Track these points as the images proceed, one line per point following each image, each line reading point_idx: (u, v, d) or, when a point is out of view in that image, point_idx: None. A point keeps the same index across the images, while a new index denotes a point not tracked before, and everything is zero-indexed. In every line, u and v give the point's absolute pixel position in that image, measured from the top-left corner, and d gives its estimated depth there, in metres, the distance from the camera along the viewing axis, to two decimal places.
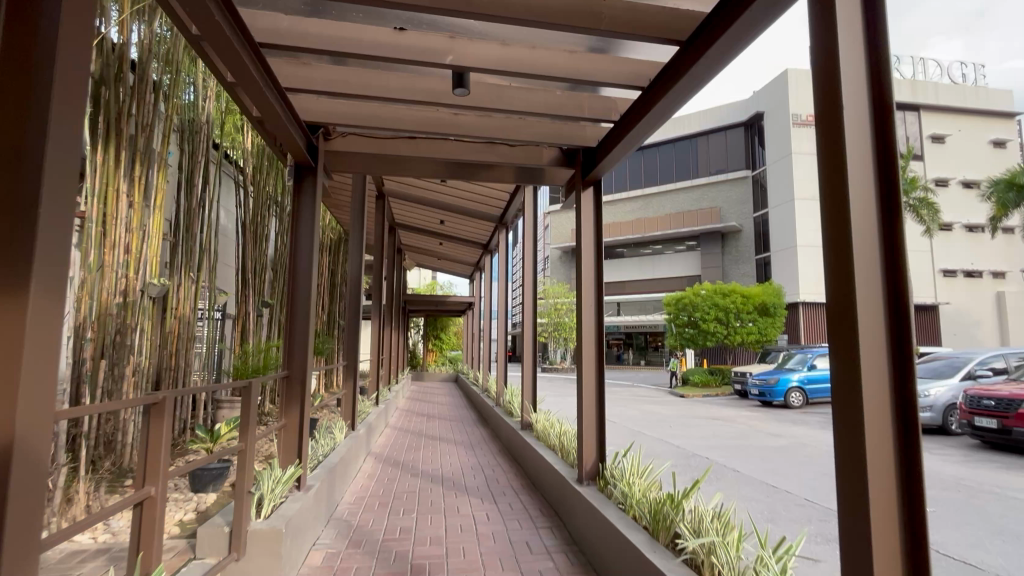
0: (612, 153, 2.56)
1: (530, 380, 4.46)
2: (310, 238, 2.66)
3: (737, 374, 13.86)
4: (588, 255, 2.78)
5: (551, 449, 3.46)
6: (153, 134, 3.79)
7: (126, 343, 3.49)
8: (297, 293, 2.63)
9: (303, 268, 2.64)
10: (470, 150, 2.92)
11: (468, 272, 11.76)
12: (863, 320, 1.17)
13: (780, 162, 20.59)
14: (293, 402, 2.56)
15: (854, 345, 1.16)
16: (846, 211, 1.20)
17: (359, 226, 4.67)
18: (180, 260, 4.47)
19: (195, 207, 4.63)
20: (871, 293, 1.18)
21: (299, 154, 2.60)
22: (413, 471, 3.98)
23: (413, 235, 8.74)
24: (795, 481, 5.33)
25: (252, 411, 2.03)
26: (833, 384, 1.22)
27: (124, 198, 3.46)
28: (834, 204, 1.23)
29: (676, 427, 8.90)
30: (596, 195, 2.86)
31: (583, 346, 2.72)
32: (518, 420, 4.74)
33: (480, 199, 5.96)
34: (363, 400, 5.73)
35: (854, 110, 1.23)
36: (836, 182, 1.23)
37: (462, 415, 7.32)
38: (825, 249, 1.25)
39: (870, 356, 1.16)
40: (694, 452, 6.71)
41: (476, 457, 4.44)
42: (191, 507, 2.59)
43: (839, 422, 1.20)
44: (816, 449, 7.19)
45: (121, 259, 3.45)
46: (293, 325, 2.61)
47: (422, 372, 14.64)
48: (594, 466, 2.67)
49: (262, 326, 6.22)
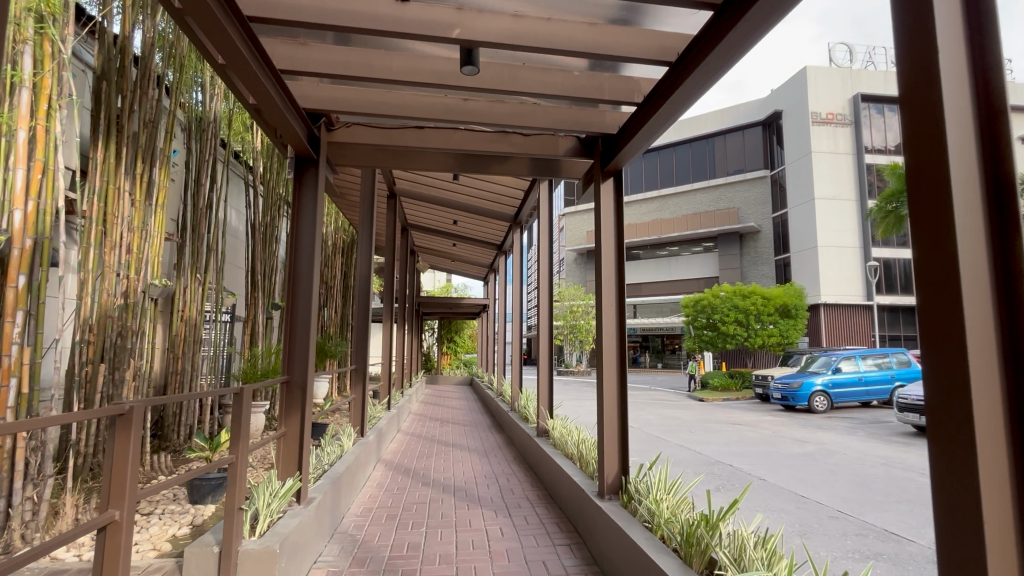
0: (635, 139, 2.35)
1: (547, 384, 4.27)
2: (311, 235, 2.50)
3: (758, 378, 13.50)
4: (608, 251, 2.58)
5: (569, 459, 3.26)
6: (157, 130, 3.67)
7: (128, 346, 3.37)
8: (297, 293, 2.47)
9: (304, 266, 2.48)
10: (481, 140, 2.74)
11: (482, 274, 11.62)
12: (973, 312, 0.92)
13: (800, 161, 20.20)
14: (294, 409, 2.40)
15: (961, 343, 0.91)
16: (943, 177, 0.95)
17: (369, 225, 4.52)
18: (187, 262, 4.36)
19: (203, 207, 4.52)
20: (979, 278, 0.94)
21: (299, 145, 2.45)
22: (424, 480, 3.80)
23: (426, 237, 8.61)
24: (827, 491, 5.06)
25: (243, 424, 1.87)
26: (926, 392, 0.97)
27: (125, 195, 3.34)
28: (925, 168, 0.98)
29: (696, 433, 8.63)
30: (616, 186, 2.66)
31: (604, 350, 2.52)
32: (534, 426, 4.56)
33: (494, 198, 5.82)
34: (375, 404, 5.58)
35: (952, 51, 0.99)
36: (926, 142, 0.99)
37: (476, 419, 7.16)
38: (912, 225, 1.01)
39: (981, 355, 0.91)
40: (717, 459, 6.45)
41: (490, 465, 4.27)
42: (186, 520, 2.44)
43: (937, 438, 0.95)
44: (845, 456, 6.90)
45: (122, 260, 3.32)
46: (294, 327, 2.45)
47: (436, 376, 14.49)
48: (617, 480, 2.46)
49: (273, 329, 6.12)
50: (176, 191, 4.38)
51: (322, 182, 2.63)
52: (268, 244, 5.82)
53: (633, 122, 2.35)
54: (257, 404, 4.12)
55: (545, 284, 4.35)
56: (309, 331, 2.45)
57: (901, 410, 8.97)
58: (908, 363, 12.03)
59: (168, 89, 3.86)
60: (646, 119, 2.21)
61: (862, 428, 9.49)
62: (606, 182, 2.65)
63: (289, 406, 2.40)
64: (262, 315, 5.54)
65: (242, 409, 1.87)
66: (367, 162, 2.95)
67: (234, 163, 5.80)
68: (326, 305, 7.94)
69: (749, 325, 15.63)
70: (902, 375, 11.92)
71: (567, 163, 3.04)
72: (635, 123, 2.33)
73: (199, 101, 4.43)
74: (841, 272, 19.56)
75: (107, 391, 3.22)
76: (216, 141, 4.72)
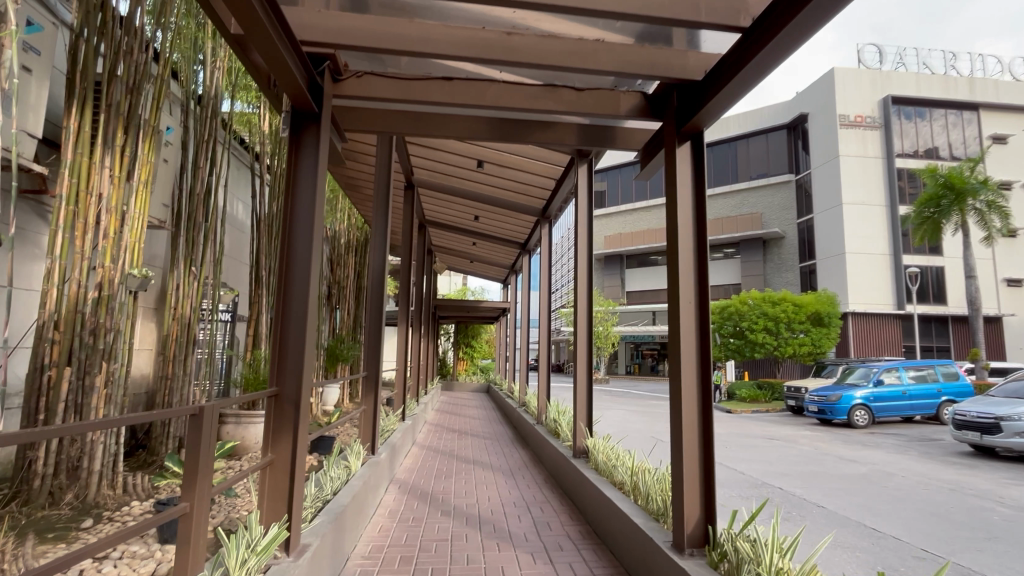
0: (731, 86, 1.80)
1: (584, 396, 3.69)
2: (310, 208, 1.98)
3: (790, 389, 12.75)
4: (686, 237, 2.04)
5: (621, 493, 2.69)
6: (147, 99, 3.17)
7: (99, 348, 2.82)
8: (291, 281, 1.95)
9: (301, 249, 1.97)
10: (523, 95, 2.19)
11: (502, 276, 11.10)
12: None
13: (828, 164, 19.47)
14: (285, 431, 1.87)
15: None
16: None
17: (383, 211, 3.91)
18: (181, 254, 3.86)
19: (201, 194, 4.04)
20: None
21: (295, 93, 1.92)
22: (444, 509, 3.24)
23: (446, 234, 8.12)
24: (900, 524, 4.42)
25: (204, 456, 1.33)
26: None
27: (105, 170, 2.84)
28: None
29: (733, 449, 7.97)
30: (695, 151, 2.10)
31: (681, 360, 1.97)
32: (568, 445, 4.01)
33: (522, 187, 5.31)
34: (388, 415, 5.07)
35: None
36: None
37: (497, 432, 6.62)
38: None
39: None
40: (765, 481, 5.81)
41: (518, 489, 3.72)
42: (147, 571, 1.92)
43: None
44: (905, 478, 6.24)
45: (96, 246, 2.79)
46: (287, 326, 1.93)
47: (451, 382, 13.98)
48: (700, 530, 1.90)
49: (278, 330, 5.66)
50: (169, 176, 3.91)
51: (326, 146, 2.09)
52: (276, 237, 5.36)
53: (730, 61, 1.78)
54: None
55: (582, 283, 3.77)
56: (305, 332, 1.92)
57: (957, 428, 8.25)
58: (956, 376, 11.25)
59: (157, 56, 3.38)
60: (754, 51, 1.64)
61: (912, 445, 8.75)
62: (682, 147, 2.10)
63: (282, 428, 1.88)
64: (267, 315, 5.04)
65: (201, 439, 1.33)
66: (384, 128, 2.44)
67: (240, 150, 5.33)
68: (336, 307, 7.46)
69: (779, 333, 14.85)
70: (949, 389, 11.14)
71: (626, 130, 2.50)
72: (733, 61, 1.76)
73: (202, 81, 4.03)
74: (872, 280, 18.72)
75: (74, 400, 2.68)
76: (217, 121, 4.26)
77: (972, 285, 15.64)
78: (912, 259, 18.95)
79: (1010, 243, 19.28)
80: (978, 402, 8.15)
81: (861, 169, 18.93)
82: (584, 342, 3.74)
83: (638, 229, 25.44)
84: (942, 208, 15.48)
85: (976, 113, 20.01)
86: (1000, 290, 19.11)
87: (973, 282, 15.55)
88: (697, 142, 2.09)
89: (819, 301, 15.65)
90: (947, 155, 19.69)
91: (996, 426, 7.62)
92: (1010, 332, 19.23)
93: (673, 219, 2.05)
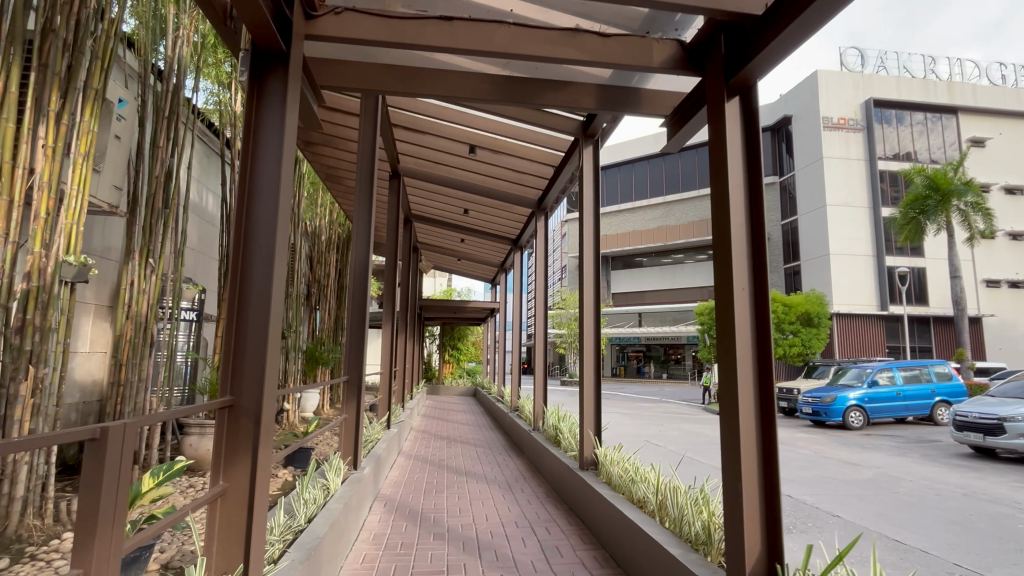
0: (802, 23, 1.44)
1: (591, 401, 3.31)
2: (275, 171, 1.59)
3: (782, 391, 12.54)
4: (737, 210, 1.69)
5: (645, 515, 2.30)
6: (98, 63, 2.70)
7: (27, 349, 2.34)
8: (252, 260, 1.55)
9: (263, 221, 1.57)
10: (538, 42, 1.83)
11: (490, 275, 10.73)
12: None
13: (813, 166, 19.46)
14: (240, 453, 1.46)
15: None
16: None
17: (368, 199, 3.50)
18: (136, 244, 3.40)
19: (161, 176, 3.58)
20: None
21: (257, 25, 1.51)
22: (436, 532, 2.85)
23: (433, 230, 7.73)
24: (922, 535, 4.15)
25: (108, 500, 0.94)
26: None
27: (30, 136, 2.34)
28: None
29: None
30: (745, 109, 1.75)
31: (739, 361, 1.64)
32: (571, 455, 3.63)
33: (517, 175, 4.94)
34: (372, 423, 4.63)
35: None
36: None
37: (488, 439, 6.23)
38: None
39: None
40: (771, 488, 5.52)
41: (520, 506, 3.32)
42: None
43: None
44: (913, 483, 6.00)
45: (20, 225, 2.29)
46: (245, 317, 1.53)
47: (437, 386, 13.56)
48: (764, 566, 1.57)
49: None
50: (116, 158, 3.44)
51: (296, 95, 1.69)
52: None
53: None
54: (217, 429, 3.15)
55: (588, 275, 3.39)
56: (267, 327, 1.52)
57: (958, 429, 8.04)
58: (949, 377, 11.11)
59: None
60: None
61: (910, 448, 8.55)
62: (731, 103, 1.75)
63: (238, 447, 1.47)
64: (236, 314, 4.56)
65: (104, 477, 0.93)
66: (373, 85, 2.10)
67: (209, 134, 4.87)
68: (316, 308, 7.03)
69: None
70: (943, 390, 11.00)
71: (651, 92, 2.16)
72: None
73: (164, 53, 3.56)
74: (857, 281, 18.72)
75: None
76: (180, 98, 3.78)
77: (957, 285, 15.61)
78: (896, 259, 18.99)
79: (989, 245, 19.43)
80: (977, 402, 7.96)
81: (845, 171, 18.92)
82: (591, 343, 3.37)
83: (625, 230, 25.26)
84: (928, 209, 15.26)
85: (956, 117, 20.19)
86: (980, 291, 19.26)
87: (958, 282, 15.53)
88: (746, 99, 1.75)
89: (808, 301, 15.41)
90: (926, 158, 19.62)
91: (1000, 428, 7.42)
92: (990, 333, 19.39)
93: (721, 191, 1.71)
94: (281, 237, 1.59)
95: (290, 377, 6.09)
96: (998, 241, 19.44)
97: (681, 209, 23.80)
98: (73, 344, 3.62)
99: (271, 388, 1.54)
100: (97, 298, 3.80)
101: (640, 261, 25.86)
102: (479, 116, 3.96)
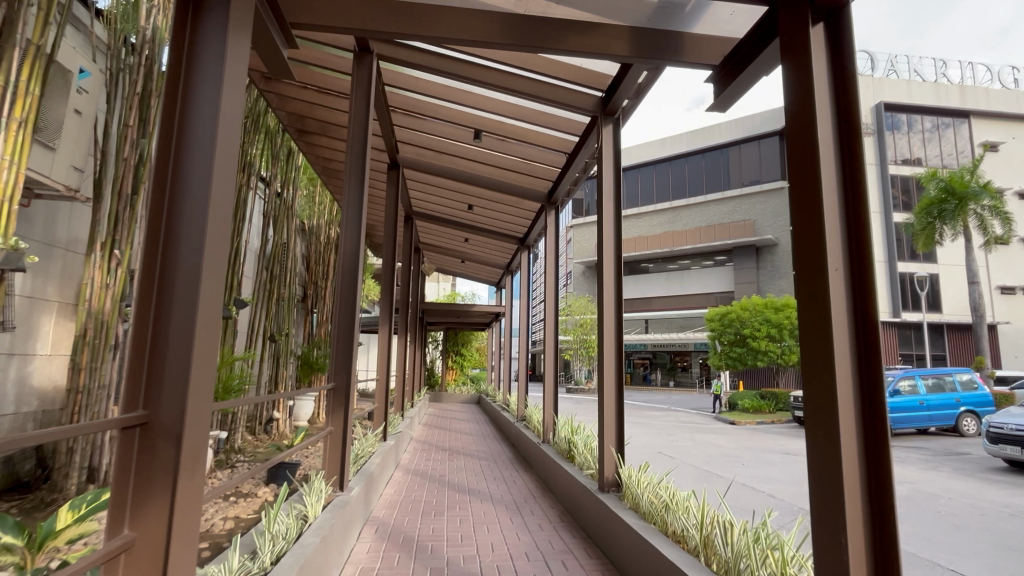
0: None
1: (610, 411, 2.89)
2: (213, 111, 1.23)
3: (796, 399, 11.97)
4: (828, 162, 1.27)
5: (688, 556, 1.88)
6: (37, 17, 2.26)
7: None
8: (178, 228, 1.18)
9: (196, 183, 1.20)
10: None
11: (495, 277, 10.36)
12: None
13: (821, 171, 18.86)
14: (154, 488, 1.06)
15: None
16: None
17: (361, 185, 3.09)
18: (98, 233, 3.00)
19: (131, 160, 3.18)
20: None
21: None
22: (434, 566, 2.44)
23: (436, 229, 7.38)
24: (976, 562, 3.70)
25: None
26: None
27: None
28: None
29: (749, 464, 7.25)
30: (831, 36, 1.33)
31: (839, 366, 1.20)
32: (585, 474, 3.21)
33: (524, 164, 4.56)
34: (366, 434, 4.21)
35: None
36: None
37: (494, 451, 5.81)
38: None
39: None
40: (799, 505, 5.08)
41: (530, 534, 2.90)
42: None
43: None
44: (950, 500, 5.53)
45: None
46: (168, 304, 1.15)
47: (440, 394, 13.14)
48: None
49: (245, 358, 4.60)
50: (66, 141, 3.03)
51: (244, 17, 1.32)
52: (241, 221, 4.45)
53: None
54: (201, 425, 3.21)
55: (608, 267, 2.99)
56: (193, 316, 1.14)
57: (992, 442, 7.50)
58: (975, 386, 10.55)
59: None
60: None
61: (939, 461, 8.04)
62: (817, 29, 1.32)
63: (150, 480, 1.07)
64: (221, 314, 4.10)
65: None
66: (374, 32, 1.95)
67: None
68: (312, 310, 6.66)
69: (783, 341, 14.11)
70: (968, 400, 10.46)
71: (698, 36, 1.84)
72: None
73: (139, 24, 3.16)
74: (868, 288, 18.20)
75: None
76: (155, 74, 3.35)
77: (975, 291, 15.04)
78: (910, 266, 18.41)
79: (1006, 251, 18.81)
80: (1010, 413, 7.47)
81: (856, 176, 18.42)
82: (611, 356, 2.94)
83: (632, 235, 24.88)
84: (945, 213, 14.60)
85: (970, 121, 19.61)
86: (996, 298, 18.65)
87: (976, 288, 14.93)
88: (837, 24, 1.31)
89: None
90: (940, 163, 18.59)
91: None
92: (1008, 342, 18.71)
93: (807, 148, 1.29)
94: (218, 201, 1.23)
95: (281, 382, 5.70)
96: (1014, 247, 18.84)
97: (689, 214, 23.51)
98: (32, 345, 3.25)
99: (199, 399, 1.15)
100: (60, 295, 3.42)
101: (644, 267, 25.55)
102: (486, 96, 3.61)
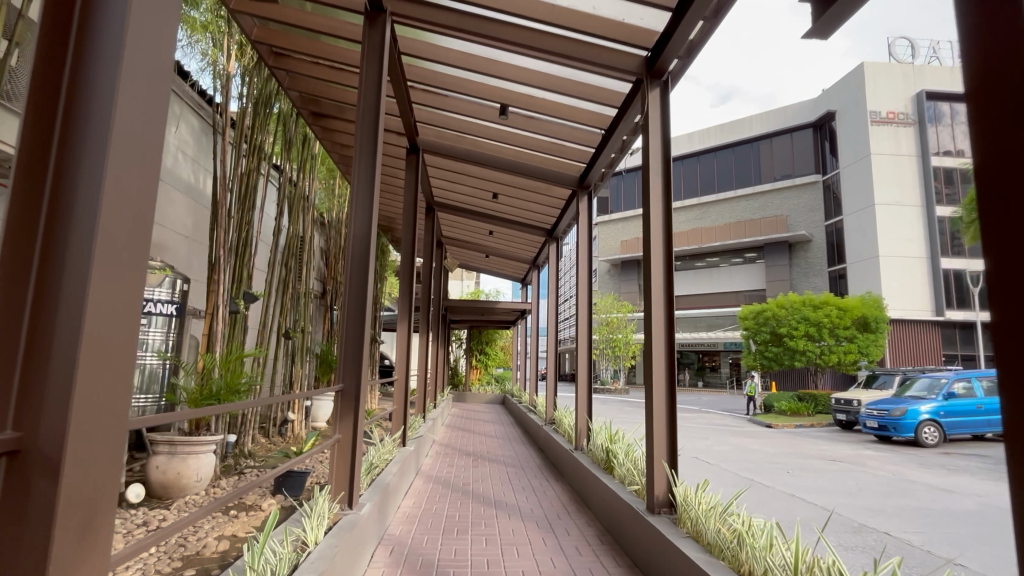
0: None
1: (661, 420, 2.48)
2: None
3: (839, 402, 11.28)
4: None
5: None
6: None
7: None
8: (73, 175, 0.82)
9: (98, 107, 0.83)
10: None
11: (521, 273, 9.99)
12: None
13: (855, 165, 17.58)
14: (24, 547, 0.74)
15: None
16: None
17: (373, 161, 2.74)
18: None
19: None
20: None
21: None
22: None
23: (459, 221, 7.06)
24: None
25: None
26: None
27: None
28: None
29: (794, 472, 6.70)
30: None
31: None
32: (632, 490, 2.80)
33: (554, 144, 4.18)
34: (383, 440, 3.85)
35: None
36: None
37: (521, 456, 5.42)
38: None
39: None
40: (858, 521, 4.55)
41: (568, 560, 2.51)
42: None
43: None
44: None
45: None
46: (56, 279, 0.80)
47: (464, 394, 12.82)
48: None
49: (255, 359, 4.31)
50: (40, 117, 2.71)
51: None
52: (249, 209, 4.12)
53: None
54: (204, 441, 2.92)
55: (655, 252, 2.58)
56: (88, 295, 0.79)
57: None
58: None
59: None
60: None
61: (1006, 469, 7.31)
62: None
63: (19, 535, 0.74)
64: (224, 307, 3.76)
65: None
66: None
67: (202, 104, 4.25)
68: (331, 306, 6.39)
69: (822, 340, 13.39)
70: None
71: None
72: None
73: None
74: (908, 285, 16.72)
75: None
76: None
77: None
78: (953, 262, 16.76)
79: None
80: None
81: (893, 169, 16.75)
82: (660, 355, 2.51)
83: None
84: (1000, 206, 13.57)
85: None
86: None
87: None
88: None
89: (864, 305, 13.97)
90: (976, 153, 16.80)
91: None
92: None
93: (1008, 23, 0.83)
94: (133, 134, 0.86)
95: (297, 382, 5.41)
96: None
97: (718, 210, 22.86)
98: None
99: (98, 416, 0.81)
100: None
101: None
102: (514, 64, 3.24)
